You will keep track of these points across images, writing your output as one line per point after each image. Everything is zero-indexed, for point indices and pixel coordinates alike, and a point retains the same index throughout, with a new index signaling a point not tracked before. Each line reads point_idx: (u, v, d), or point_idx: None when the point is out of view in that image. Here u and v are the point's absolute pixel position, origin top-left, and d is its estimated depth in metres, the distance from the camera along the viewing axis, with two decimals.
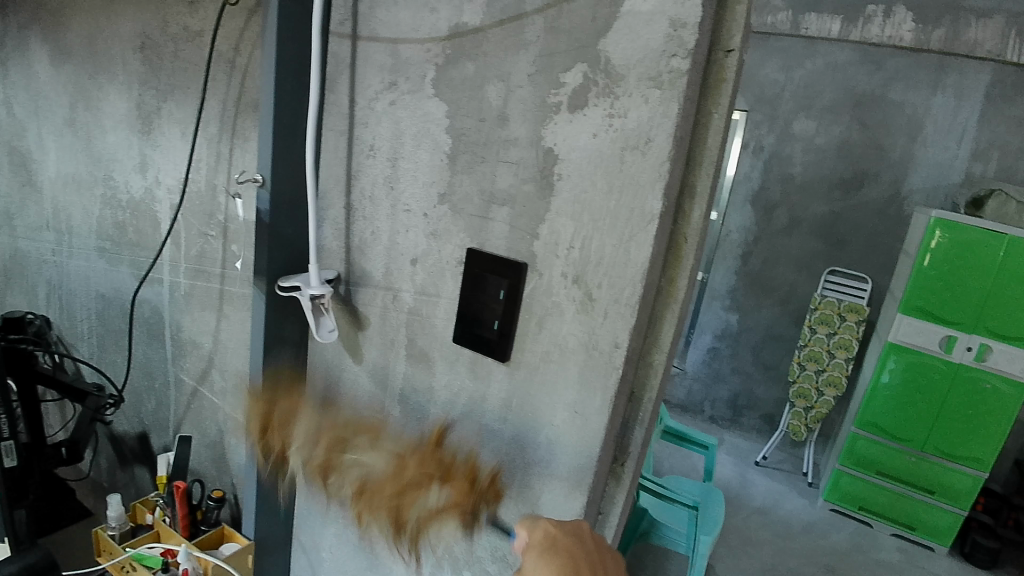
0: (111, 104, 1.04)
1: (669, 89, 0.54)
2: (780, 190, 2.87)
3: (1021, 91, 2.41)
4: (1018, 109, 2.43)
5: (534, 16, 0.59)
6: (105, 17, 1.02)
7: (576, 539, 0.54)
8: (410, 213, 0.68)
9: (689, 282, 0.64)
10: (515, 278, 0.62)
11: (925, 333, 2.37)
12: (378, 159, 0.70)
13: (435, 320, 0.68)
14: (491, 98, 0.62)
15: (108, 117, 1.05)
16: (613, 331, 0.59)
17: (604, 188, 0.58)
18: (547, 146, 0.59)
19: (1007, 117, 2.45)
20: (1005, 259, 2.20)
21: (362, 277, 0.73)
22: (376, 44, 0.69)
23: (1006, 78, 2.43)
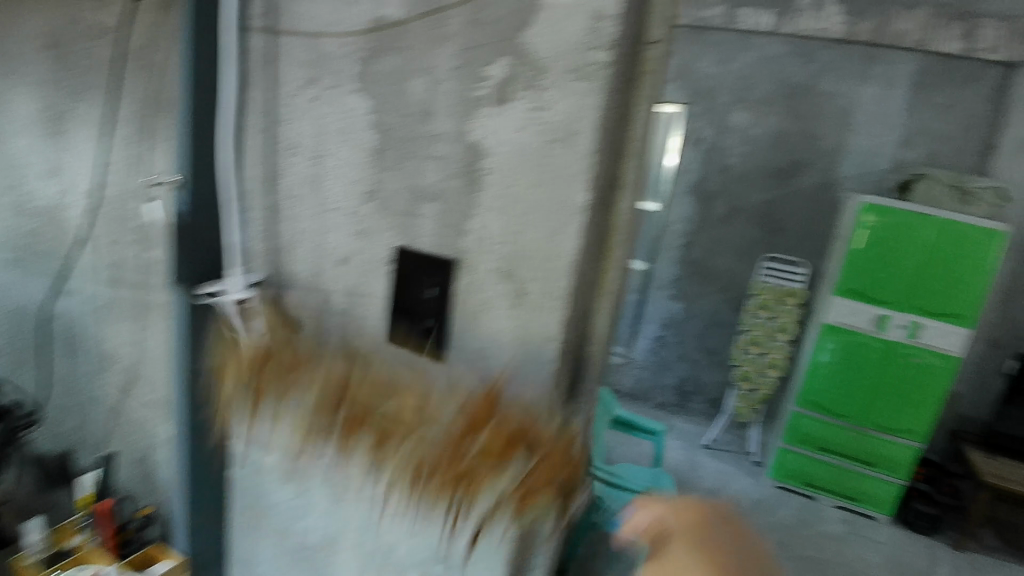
0: (11, 103, 0.96)
1: (592, 81, 0.55)
2: (718, 180, 2.92)
3: (944, 79, 2.61)
4: (942, 96, 2.62)
5: (458, 6, 0.58)
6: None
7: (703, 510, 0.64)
8: (337, 213, 0.67)
9: (620, 272, 0.66)
10: (445, 276, 0.62)
11: (859, 313, 2.48)
12: (302, 157, 0.68)
13: (367, 320, 0.68)
14: (414, 92, 0.61)
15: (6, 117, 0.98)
16: (546, 324, 0.59)
17: (532, 181, 0.58)
18: (473, 140, 0.59)
19: (933, 104, 2.64)
20: (931, 239, 2.32)
21: (290, 280, 0.72)
22: (296, 38, 0.66)
23: (931, 67, 2.62)
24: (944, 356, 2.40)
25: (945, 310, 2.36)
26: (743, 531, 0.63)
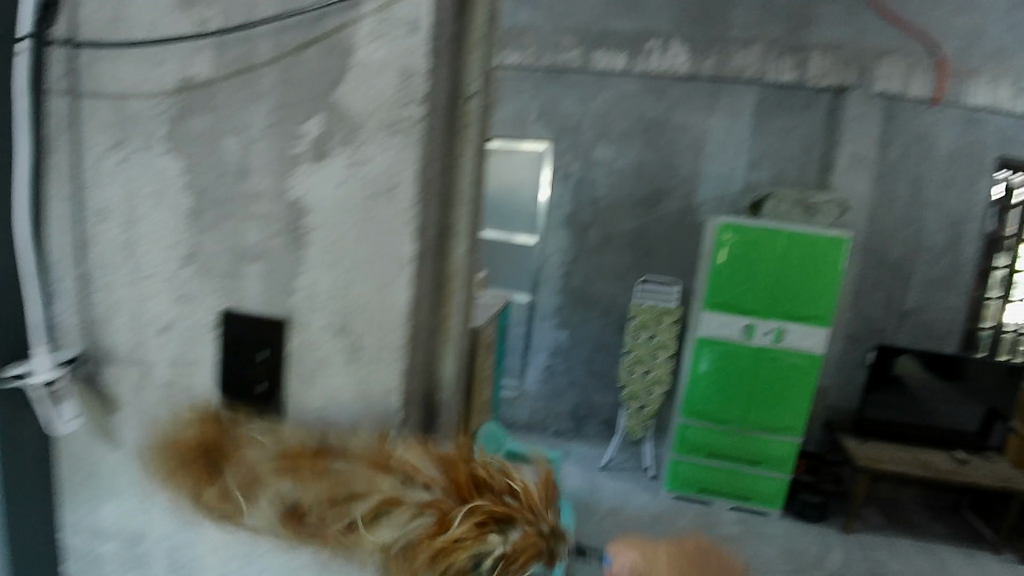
0: None
1: (407, 135, 0.56)
2: (589, 211, 3.10)
3: (780, 106, 2.93)
4: (778, 121, 2.95)
5: (266, 66, 0.58)
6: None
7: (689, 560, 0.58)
8: (152, 279, 0.66)
9: (461, 316, 0.66)
10: (274, 339, 0.61)
11: (729, 324, 2.67)
12: (114, 224, 0.66)
13: (194, 390, 0.67)
14: (228, 152, 0.60)
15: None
16: (384, 377, 0.60)
17: (357, 235, 0.58)
18: (293, 198, 0.59)
19: (772, 129, 2.95)
20: (784, 251, 2.56)
21: (110, 354, 0.68)
22: (100, 100, 0.64)
23: (768, 97, 2.93)
24: (808, 356, 2.62)
25: (803, 314, 2.59)
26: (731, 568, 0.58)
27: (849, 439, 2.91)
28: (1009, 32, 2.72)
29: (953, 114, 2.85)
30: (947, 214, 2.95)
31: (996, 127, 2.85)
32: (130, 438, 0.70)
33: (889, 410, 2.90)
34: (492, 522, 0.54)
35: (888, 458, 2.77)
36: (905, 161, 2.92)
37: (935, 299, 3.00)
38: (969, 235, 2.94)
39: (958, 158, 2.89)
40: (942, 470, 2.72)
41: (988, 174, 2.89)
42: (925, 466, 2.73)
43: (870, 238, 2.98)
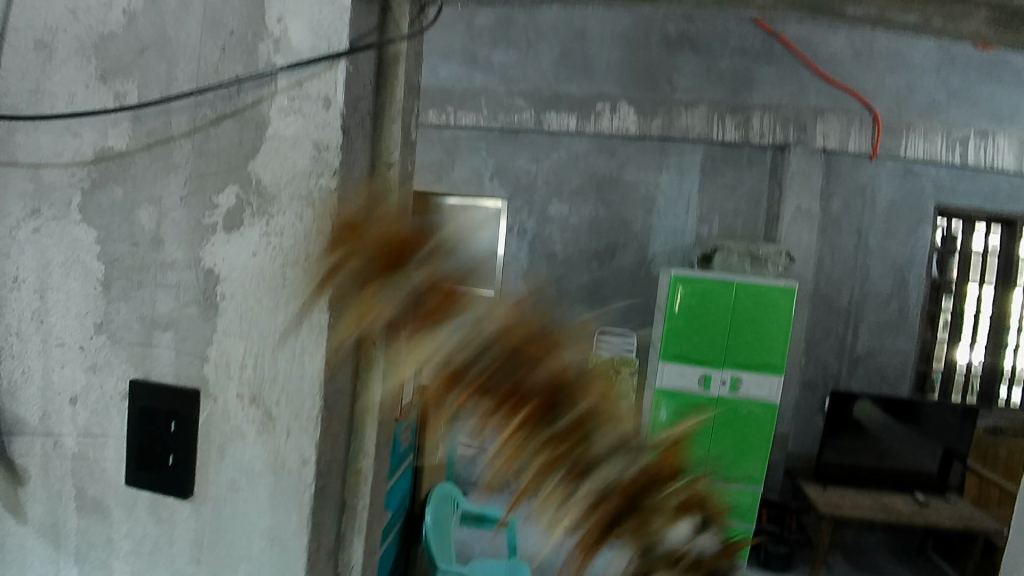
0: None
1: (319, 207, 0.57)
2: (546, 266, 3.12)
3: (726, 164, 3.05)
4: (726, 178, 3.06)
5: (181, 139, 0.59)
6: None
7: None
8: (64, 347, 0.64)
9: (382, 384, 0.65)
10: (188, 406, 0.61)
11: (686, 374, 2.67)
12: (24, 292, 0.65)
13: (105, 464, 0.64)
14: (143, 222, 0.61)
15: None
16: (298, 447, 0.59)
17: (271, 305, 0.59)
18: (207, 267, 0.59)
19: (719, 185, 3.06)
20: (736, 302, 2.64)
21: (17, 424, 0.66)
22: (16, 169, 0.64)
23: (715, 153, 3.05)
24: (764, 404, 2.66)
25: (757, 363, 2.64)
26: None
27: (809, 485, 2.89)
28: (941, 89, 2.98)
29: (891, 166, 3.02)
30: (891, 261, 3.05)
31: (934, 176, 3.02)
32: (35, 515, 0.67)
33: (849, 456, 2.89)
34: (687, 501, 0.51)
35: (852, 504, 2.74)
36: (848, 213, 3.05)
37: (885, 343, 3.08)
38: (914, 280, 3.06)
39: (898, 207, 3.04)
40: (905, 513, 2.70)
41: (928, 222, 3.04)
42: (886, 510, 2.71)
43: (818, 287, 3.07)
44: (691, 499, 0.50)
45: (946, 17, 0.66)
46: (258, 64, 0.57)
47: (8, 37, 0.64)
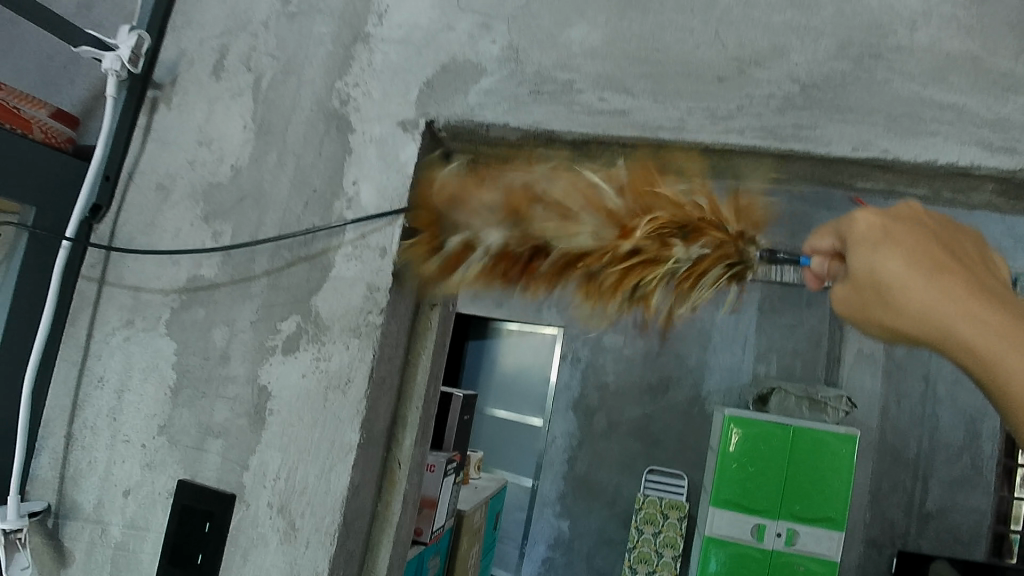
0: None
1: (365, 338, 0.65)
2: (597, 396, 3.32)
3: (784, 304, 3.13)
4: (784, 318, 3.13)
5: (261, 276, 0.70)
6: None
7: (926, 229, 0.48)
8: (129, 444, 0.72)
9: (401, 505, 0.70)
10: (222, 508, 0.66)
11: (737, 523, 2.55)
12: (106, 390, 0.74)
13: (141, 555, 0.69)
14: (216, 339, 0.70)
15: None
16: (314, 559, 0.63)
17: (310, 422, 0.65)
18: (261, 383, 0.67)
19: (779, 325, 3.14)
20: (792, 447, 2.50)
21: (73, 509, 0.73)
22: (121, 287, 0.76)
23: (773, 294, 3.13)
24: (824, 561, 2.47)
25: (816, 516, 2.47)
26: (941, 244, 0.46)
27: None
28: (1006, 236, 2.96)
29: None
30: (962, 411, 2.87)
31: None
32: None
33: None
34: (675, 230, 0.62)
35: None
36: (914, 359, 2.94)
37: (956, 500, 2.83)
38: (989, 433, 2.83)
39: None
40: None
41: None
42: None
43: (882, 436, 2.92)
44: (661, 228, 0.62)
45: (955, 188, 0.69)
46: (331, 217, 0.69)
47: (136, 178, 0.79)
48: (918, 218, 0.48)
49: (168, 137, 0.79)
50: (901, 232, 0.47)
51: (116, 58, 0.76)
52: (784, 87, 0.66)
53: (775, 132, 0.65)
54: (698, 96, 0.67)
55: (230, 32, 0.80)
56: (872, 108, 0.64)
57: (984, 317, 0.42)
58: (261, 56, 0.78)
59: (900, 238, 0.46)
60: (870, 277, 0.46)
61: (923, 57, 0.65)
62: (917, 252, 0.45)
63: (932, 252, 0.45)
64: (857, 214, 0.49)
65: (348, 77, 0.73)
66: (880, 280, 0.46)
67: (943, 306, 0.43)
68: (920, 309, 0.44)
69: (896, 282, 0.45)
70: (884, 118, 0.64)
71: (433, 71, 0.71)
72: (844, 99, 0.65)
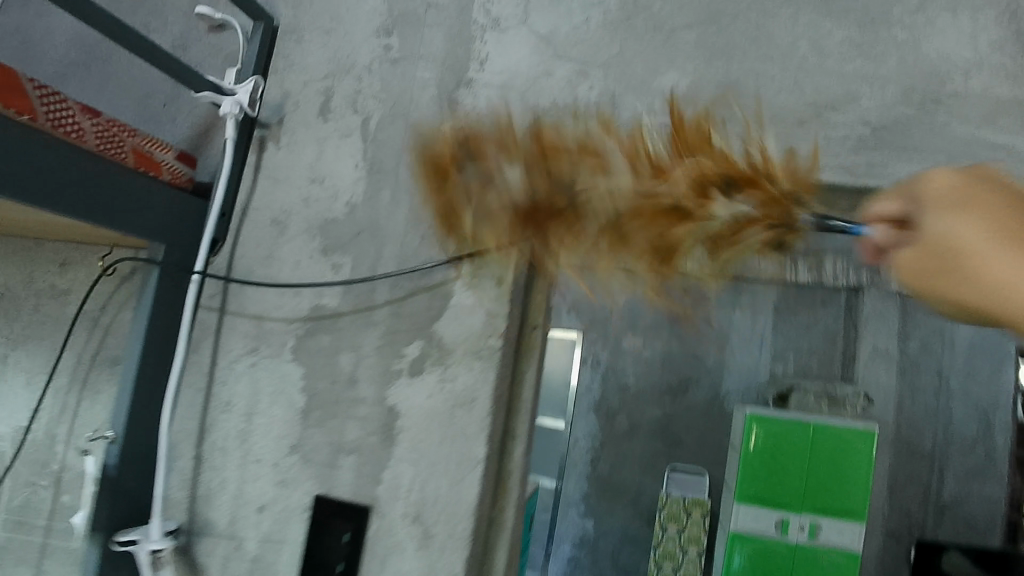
0: None
1: (487, 360, 0.73)
2: (618, 397, 3.39)
3: (800, 304, 3.21)
4: (800, 317, 3.21)
5: (383, 305, 0.77)
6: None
7: (991, 188, 0.47)
8: (259, 464, 0.77)
9: (514, 512, 0.76)
10: (359, 521, 0.72)
11: (761, 518, 2.62)
12: (233, 414, 0.79)
13: (278, 566, 0.75)
14: (343, 364, 0.76)
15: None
16: (449, 564, 0.70)
17: (438, 438, 0.72)
18: (390, 404, 0.74)
19: (794, 324, 3.21)
20: (813, 443, 2.55)
21: (205, 527, 0.78)
22: (243, 316, 0.82)
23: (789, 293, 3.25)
24: (846, 553, 2.53)
25: (840, 509, 2.54)
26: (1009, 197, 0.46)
27: None
28: None
29: None
30: (974, 403, 2.94)
31: None
32: None
33: None
34: (717, 188, 0.64)
35: None
36: (927, 355, 3.00)
37: (972, 491, 2.92)
38: (1002, 423, 2.89)
39: (978, 351, 2.95)
40: None
41: (1011, 363, 2.89)
42: None
43: (898, 430, 3.00)
44: (705, 184, 0.64)
45: None
46: (448, 250, 0.76)
47: (249, 214, 0.85)
48: (991, 182, 0.48)
49: (280, 174, 0.85)
50: (967, 190, 0.46)
51: (235, 103, 0.82)
52: (857, 129, 0.72)
53: (852, 170, 0.71)
54: (780, 137, 0.73)
55: (333, 76, 0.87)
56: (936, 148, 0.71)
57: None
58: (367, 99, 0.84)
59: (971, 199, 0.46)
60: (941, 238, 0.46)
61: (979, 101, 0.72)
62: (987, 213, 0.45)
63: (1002, 212, 0.45)
64: (930, 174, 0.49)
65: (455, 120, 0.80)
66: (948, 240, 0.46)
67: (1009, 266, 0.43)
68: (995, 274, 0.43)
69: (967, 246, 0.45)
70: (945, 156, 0.71)
71: (536, 115, 0.78)
72: (910, 140, 0.72)
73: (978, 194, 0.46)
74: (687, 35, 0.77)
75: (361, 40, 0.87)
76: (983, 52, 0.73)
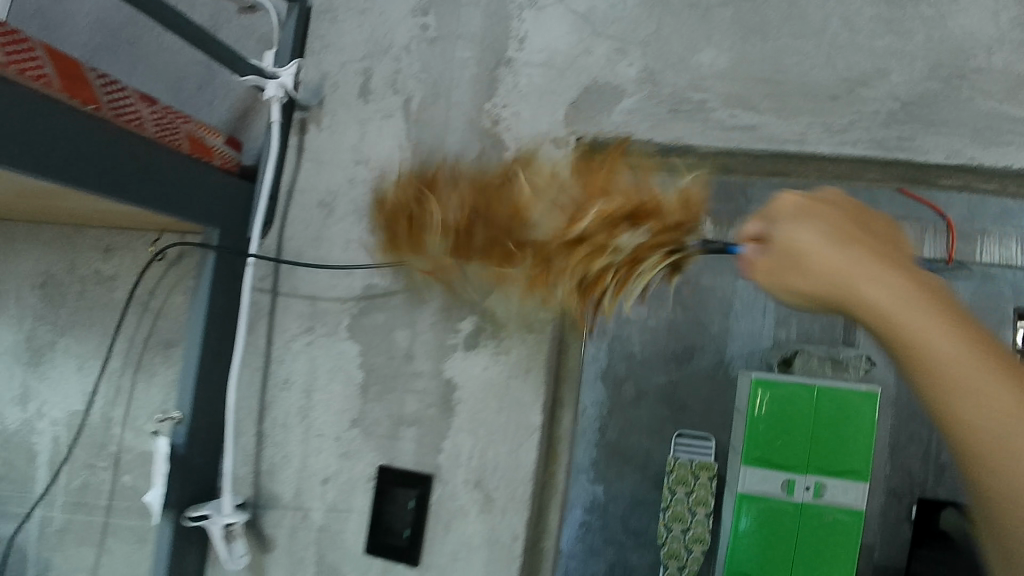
0: None
1: (539, 332, 0.76)
2: (624, 366, 3.42)
3: None
4: None
5: (435, 284, 0.80)
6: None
7: (849, 209, 0.46)
8: (322, 437, 0.81)
9: (565, 475, 0.80)
10: (423, 488, 0.76)
11: (767, 479, 2.28)
12: (293, 392, 0.82)
13: (345, 534, 0.79)
14: (399, 341, 0.80)
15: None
16: (511, 525, 0.74)
17: (496, 407, 0.76)
18: (447, 377, 0.77)
19: None
20: (815, 403, 2.20)
21: (271, 499, 0.82)
22: (296, 297, 0.84)
23: None
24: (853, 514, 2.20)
25: None
26: (858, 217, 0.44)
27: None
28: None
29: None
30: None
31: None
32: None
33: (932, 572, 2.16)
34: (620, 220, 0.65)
35: None
36: None
37: None
38: None
39: None
40: None
41: None
42: None
43: None
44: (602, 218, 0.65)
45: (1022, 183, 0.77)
46: None
47: (295, 197, 0.87)
48: (852, 206, 0.47)
49: (323, 156, 0.87)
50: (820, 207, 0.45)
51: (278, 86, 0.83)
52: (887, 104, 0.74)
53: (882, 144, 0.74)
54: (817, 112, 0.75)
55: (372, 56, 0.87)
56: (960, 122, 0.73)
57: (895, 281, 0.39)
58: (407, 79, 0.86)
59: (822, 213, 0.44)
60: (787, 244, 0.44)
61: (1001, 76, 0.74)
62: (831, 225, 0.43)
63: (850, 226, 0.43)
64: (782, 194, 0.47)
65: (497, 99, 0.82)
66: (792, 246, 0.44)
67: (848, 270, 0.41)
68: (827, 269, 0.41)
69: (810, 247, 0.43)
70: (970, 130, 0.73)
71: (577, 93, 0.80)
72: (938, 114, 0.74)
73: (819, 208, 0.45)
74: (723, 12, 0.78)
75: (398, 19, 0.87)
76: (1004, 29, 0.74)
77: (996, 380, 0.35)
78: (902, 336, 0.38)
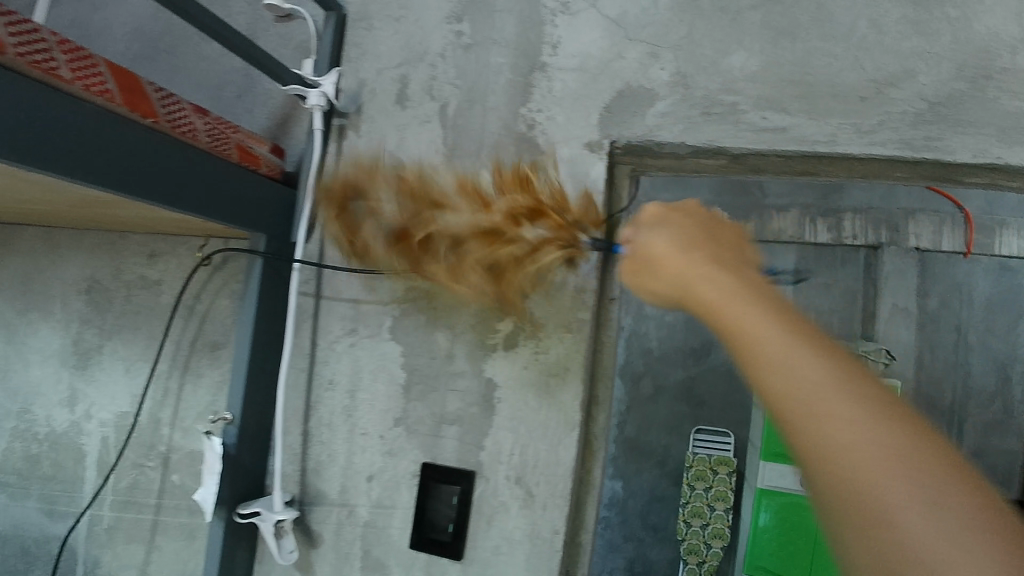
0: (33, 339, 1.04)
1: (577, 333, 0.78)
2: (642, 362, 3.44)
3: None
4: None
5: None
6: (42, 261, 1.05)
7: (694, 220, 0.61)
8: (366, 436, 0.83)
9: (602, 472, 0.82)
10: (466, 484, 0.78)
11: (786, 476, 2.60)
12: (337, 392, 0.85)
13: (390, 529, 0.82)
14: (440, 341, 0.82)
15: (29, 350, 1.05)
16: (551, 520, 0.76)
17: (535, 405, 0.78)
18: (488, 376, 0.80)
19: None
20: None
21: (317, 496, 0.84)
22: (339, 300, 0.87)
23: None
24: None
25: None
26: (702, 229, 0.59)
27: None
28: None
29: None
30: None
31: None
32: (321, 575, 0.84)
33: None
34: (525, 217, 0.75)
35: None
36: (945, 311, 2.83)
37: None
38: None
39: None
40: None
41: None
42: None
43: None
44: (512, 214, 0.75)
45: None
46: None
47: None
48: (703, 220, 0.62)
49: None
50: (671, 217, 0.61)
51: (321, 94, 0.87)
52: (915, 105, 0.75)
53: (910, 144, 0.75)
54: (847, 113, 0.77)
55: (407, 63, 0.90)
56: (987, 122, 0.74)
57: (716, 272, 0.52)
58: (443, 85, 0.88)
59: (674, 223, 0.60)
60: (646, 251, 0.59)
61: None
62: (677, 234, 0.58)
63: (694, 236, 0.58)
64: (646, 209, 0.64)
65: (531, 104, 0.84)
66: (651, 252, 0.58)
67: (691, 268, 0.54)
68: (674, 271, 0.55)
69: (661, 251, 0.57)
70: (996, 130, 0.74)
71: (610, 97, 0.82)
72: (964, 114, 0.75)
73: (671, 220, 0.60)
74: (753, 15, 0.80)
75: (433, 26, 0.89)
76: None
77: (785, 335, 0.44)
78: (718, 311, 0.49)
